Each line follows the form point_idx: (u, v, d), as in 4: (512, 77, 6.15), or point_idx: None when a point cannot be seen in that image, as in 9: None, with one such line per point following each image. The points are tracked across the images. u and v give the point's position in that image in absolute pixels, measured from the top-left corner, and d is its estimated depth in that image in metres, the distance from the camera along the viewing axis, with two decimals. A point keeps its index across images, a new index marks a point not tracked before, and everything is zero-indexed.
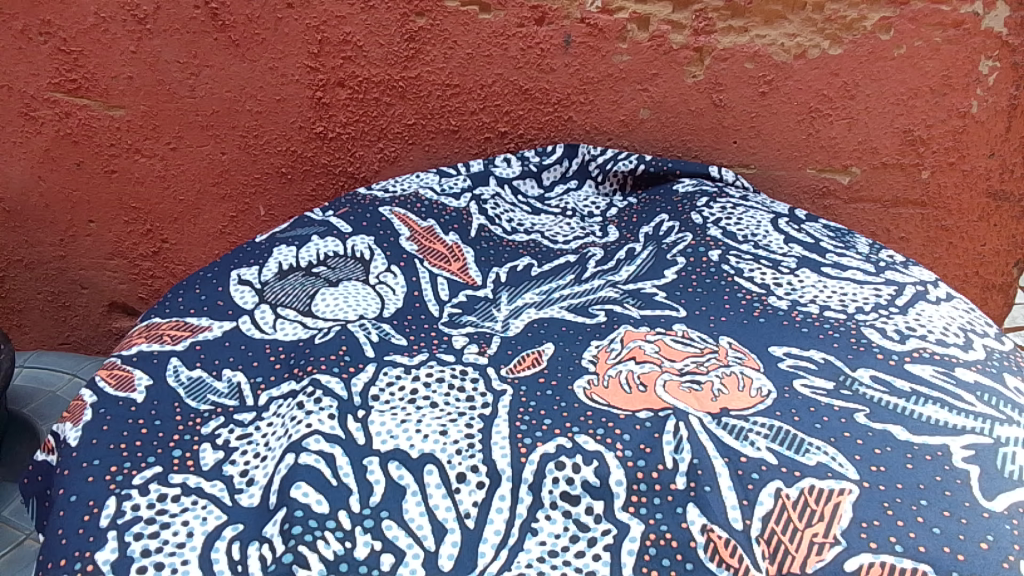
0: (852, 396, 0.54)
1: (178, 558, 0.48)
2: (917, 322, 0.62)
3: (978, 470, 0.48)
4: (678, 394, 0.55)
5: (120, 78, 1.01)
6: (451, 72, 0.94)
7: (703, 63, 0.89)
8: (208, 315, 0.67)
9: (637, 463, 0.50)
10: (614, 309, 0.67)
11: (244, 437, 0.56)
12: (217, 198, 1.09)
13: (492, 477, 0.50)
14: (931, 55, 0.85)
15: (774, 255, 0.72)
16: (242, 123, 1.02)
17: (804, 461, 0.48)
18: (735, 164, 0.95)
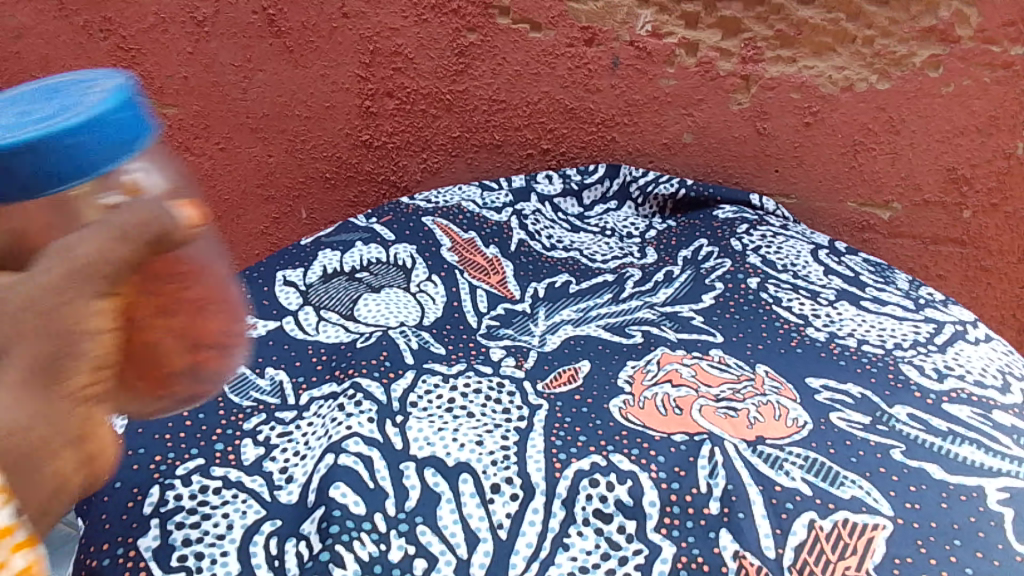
0: (888, 432, 0.54)
1: (217, 549, 0.49)
2: (955, 361, 0.62)
3: (1014, 513, 0.48)
4: (713, 419, 0.55)
5: (175, 78, 1.02)
6: (498, 88, 0.95)
7: (749, 91, 0.90)
8: (253, 313, 0.69)
9: (672, 485, 0.50)
10: (651, 331, 0.68)
11: (284, 434, 0.57)
12: (261, 199, 1.11)
13: (526, 490, 0.51)
14: (979, 95, 0.86)
15: (813, 286, 0.73)
16: (290, 128, 1.04)
17: (838, 494, 0.49)
18: (775, 193, 0.95)
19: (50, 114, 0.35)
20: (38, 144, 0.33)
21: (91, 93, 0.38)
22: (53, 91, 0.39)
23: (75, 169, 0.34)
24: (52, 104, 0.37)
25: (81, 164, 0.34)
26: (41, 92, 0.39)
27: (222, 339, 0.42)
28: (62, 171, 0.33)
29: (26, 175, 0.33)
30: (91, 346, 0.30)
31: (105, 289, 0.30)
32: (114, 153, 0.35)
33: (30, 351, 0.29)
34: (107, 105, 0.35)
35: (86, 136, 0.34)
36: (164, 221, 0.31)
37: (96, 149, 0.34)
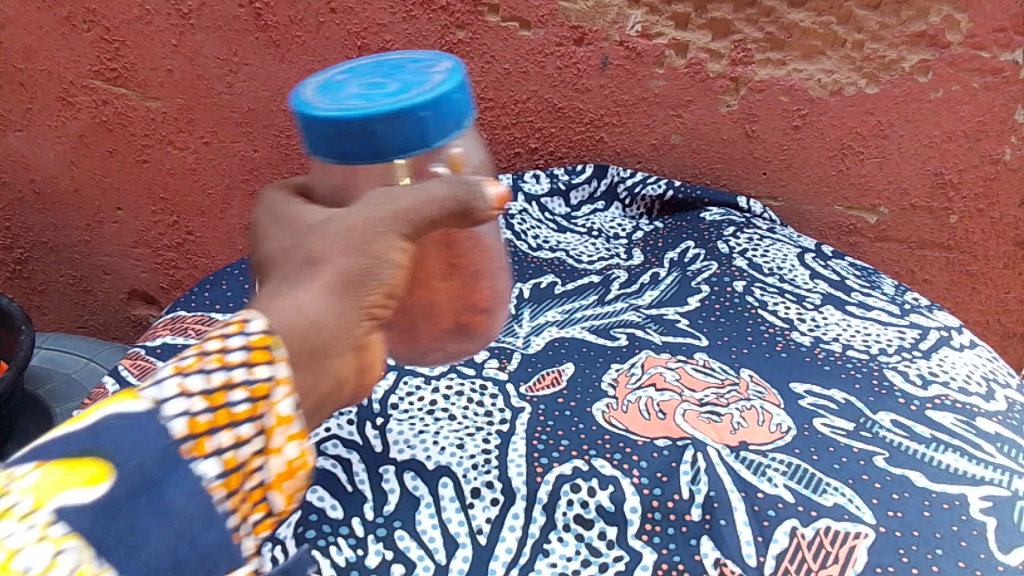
0: (871, 439, 0.53)
1: None
2: (940, 368, 0.61)
3: (995, 522, 0.47)
4: (697, 424, 0.55)
5: (159, 70, 1.02)
6: (486, 86, 0.94)
7: (739, 93, 0.90)
8: (232, 311, 0.68)
9: (654, 491, 0.50)
10: (636, 333, 0.67)
11: None
12: (245, 194, 1.10)
13: (507, 494, 0.50)
14: (967, 100, 0.85)
15: (799, 290, 0.72)
16: (275, 123, 1.03)
17: (820, 501, 0.48)
18: (763, 196, 0.95)
19: (396, 90, 0.42)
20: (388, 120, 0.40)
21: (425, 74, 0.44)
22: (395, 69, 0.46)
23: (412, 142, 0.41)
24: (395, 79, 0.44)
25: (418, 136, 0.41)
26: (380, 68, 0.46)
27: (490, 304, 0.50)
28: (400, 143, 0.41)
29: (375, 146, 0.40)
30: (389, 274, 0.37)
31: (407, 233, 0.38)
32: (443, 127, 0.42)
33: (346, 266, 0.37)
34: (440, 85, 0.42)
35: (429, 113, 0.41)
36: (466, 197, 0.38)
37: (431, 124, 0.41)
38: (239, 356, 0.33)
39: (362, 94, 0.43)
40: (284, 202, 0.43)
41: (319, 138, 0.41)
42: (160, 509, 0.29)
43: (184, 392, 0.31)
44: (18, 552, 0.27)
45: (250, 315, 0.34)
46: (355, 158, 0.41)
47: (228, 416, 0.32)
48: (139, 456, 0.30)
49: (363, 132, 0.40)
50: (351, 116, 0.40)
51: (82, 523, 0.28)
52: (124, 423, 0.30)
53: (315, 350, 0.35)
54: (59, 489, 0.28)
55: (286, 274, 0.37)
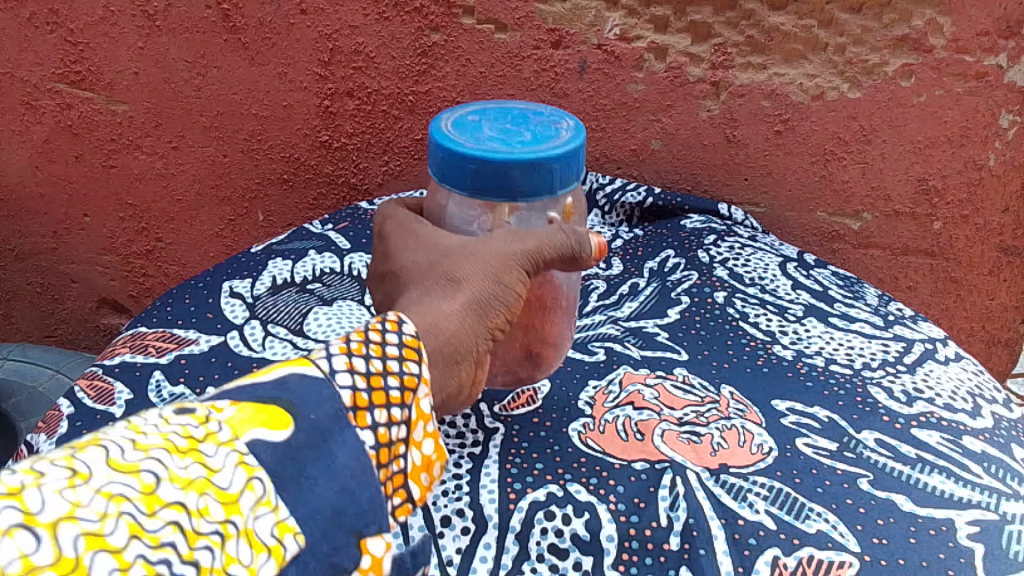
0: (856, 460, 0.52)
1: None
2: (925, 383, 0.60)
3: (983, 549, 0.46)
4: (676, 446, 0.53)
5: (125, 74, 0.99)
6: (463, 90, 0.92)
7: (719, 97, 0.88)
8: (196, 327, 0.66)
9: (631, 518, 0.48)
10: (614, 347, 0.65)
11: None
12: (216, 200, 1.07)
13: (478, 523, 0.48)
14: (950, 105, 0.85)
15: (781, 301, 0.71)
16: (246, 127, 1.00)
17: (803, 528, 0.46)
18: (744, 202, 0.93)
19: (530, 139, 0.51)
20: (526, 165, 0.49)
21: (554, 130, 0.53)
22: (524, 118, 0.54)
23: (540, 186, 0.50)
24: (527, 128, 0.52)
25: (546, 182, 0.50)
26: (509, 115, 0.54)
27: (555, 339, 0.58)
28: (530, 185, 0.49)
29: (509, 183, 0.49)
30: (510, 297, 0.48)
31: (525, 265, 0.49)
32: (564, 177, 0.51)
33: (479, 289, 0.48)
34: (568, 144, 0.51)
35: (558, 165, 0.49)
36: (576, 244, 0.48)
37: (558, 174, 0.50)
38: (395, 351, 0.43)
39: (501, 138, 0.51)
40: (414, 219, 0.55)
41: (463, 171, 0.49)
42: (326, 460, 0.37)
43: (353, 371, 0.41)
44: (217, 472, 0.34)
45: (401, 318, 0.44)
46: (491, 192, 0.49)
47: (385, 398, 0.41)
48: (316, 413, 0.38)
49: (501, 172, 0.48)
50: (496, 159, 0.48)
51: (265, 460, 0.35)
52: (308, 382, 0.39)
53: (450, 355, 0.46)
54: (252, 425, 0.36)
55: (429, 287, 0.48)
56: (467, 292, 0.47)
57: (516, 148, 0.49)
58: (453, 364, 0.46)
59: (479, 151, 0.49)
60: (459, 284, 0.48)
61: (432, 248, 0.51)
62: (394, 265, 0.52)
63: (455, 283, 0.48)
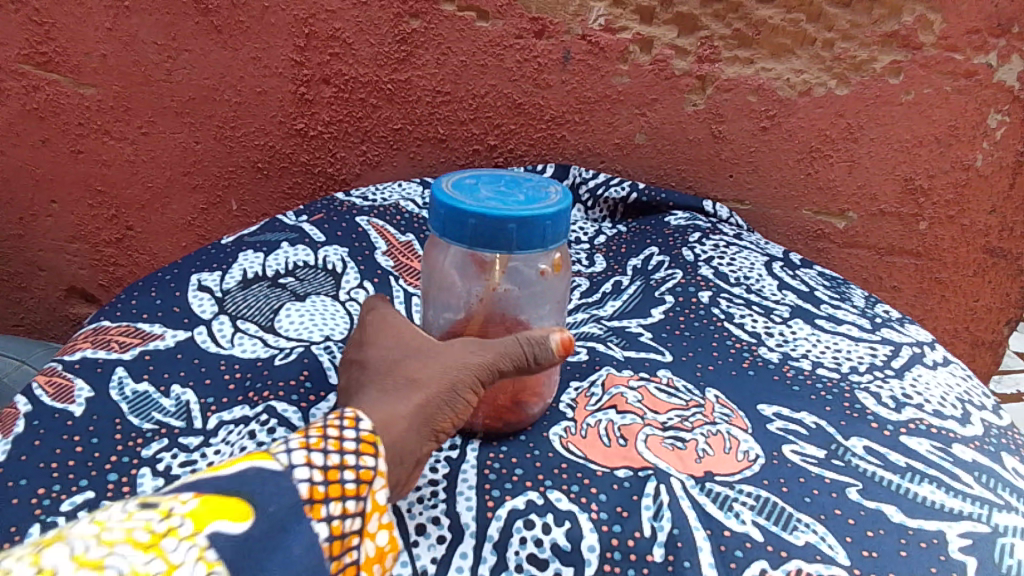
0: (844, 468, 0.50)
1: None
2: (913, 388, 0.58)
3: (975, 563, 0.44)
4: (660, 452, 0.51)
5: (93, 56, 0.95)
6: (443, 79, 0.90)
7: (705, 92, 0.86)
8: (161, 322, 0.63)
9: (613, 528, 0.46)
10: (597, 348, 0.63)
11: (187, 464, 0.51)
12: (188, 188, 1.04)
13: (454, 532, 0.46)
14: (939, 104, 0.83)
15: (767, 302, 0.69)
16: (219, 113, 0.97)
17: (791, 540, 0.45)
18: (730, 199, 0.91)
19: (524, 197, 0.48)
20: (524, 222, 0.46)
21: (546, 189, 0.50)
22: (515, 178, 0.51)
23: (535, 243, 0.47)
24: (519, 187, 0.50)
25: (541, 239, 0.47)
26: (500, 176, 0.52)
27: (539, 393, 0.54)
28: (527, 242, 0.46)
29: (505, 240, 0.46)
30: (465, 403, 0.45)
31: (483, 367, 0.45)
32: (557, 234, 0.48)
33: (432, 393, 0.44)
34: (561, 202, 0.48)
35: (551, 222, 0.47)
36: (525, 348, 0.44)
37: (551, 231, 0.47)
38: (351, 445, 0.40)
39: (497, 195, 0.48)
40: (381, 309, 0.53)
41: (461, 226, 0.46)
42: (282, 555, 0.35)
43: (310, 464, 0.38)
44: (180, 566, 0.31)
45: (360, 413, 0.42)
46: (490, 250, 0.46)
47: (339, 490, 0.38)
48: (273, 504, 0.36)
49: (499, 228, 0.45)
50: (495, 214, 0.45)
51: (228, 552, 0.33)
52: (267, 476, 0.37)
53: (392, 462, 0.42)
54: (213, 518, 0.33)
55: (385, 386, 0.45)
56: (421, 391, 0.45)
57: (513, 205, 0.46)
58: (402, 464, 0.43)
59: (478, 206, 0.46)
60: (413, 382, 0.45)
61: (397, 339, 0.49)
62: (354, 353, 0.50)
63: (411, 381, 0.45)
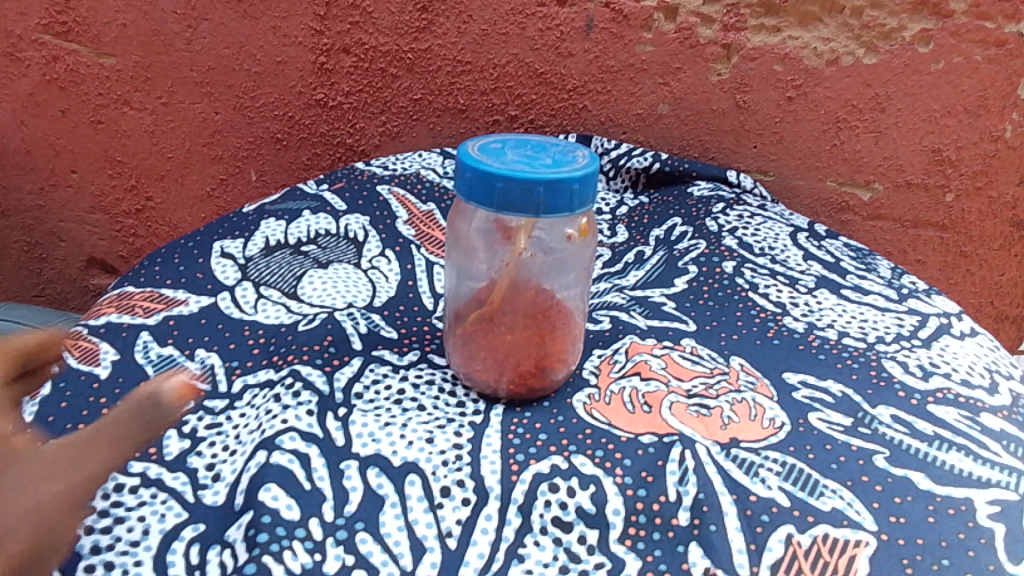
0: (871, 435, 0.50)
1: (130, 558, 0.44)
2: (941, 358, 0.58)
3: (1004, 530, 0.44)
4: (685, 418, 0.51)
5: (113, 25, 0.95)
6: (464, 48, 0.89)
7: (730, 61, 0.85)
8: (185, 288, 0.63)
9: (638, 492, 0.46)
10: (620, 316, 0.63)
11: (213, 426, 0.52)
12: (207, 159, 1.04)
13: (479, 494, 0.46)
14: (969, 74, 0.82)
15: (792, 272, 0.68)
16: (238, 83, 0.96)
17: (817, 505, 0.45)
18: (753, 170, 0.90)
19: (551, 161, 0.48)
20: (551, 186, 0.45)
21: (574, 153, 0.49)
22: (542, 143, 0.51)
23: (562, 207, 0.46)
24: (546, 152, 0.49)
25: (568, 203, 0.46)
26: (526, 141, 0.51)
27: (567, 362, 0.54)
28: (554, 206, 0.46)
29: (533, 204, 0.45)
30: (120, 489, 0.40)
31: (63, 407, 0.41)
32: (585, 199, 0.47)
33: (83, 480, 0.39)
34: (588, 166, 0.47)
35: (579, 186, 0.46)
36: None
37: (578, 196, 0.46)
38: None
39: (524, 159, 0.48)
40: None
41: (488, 190, 0.46)
42: None
43: None
44: None
45: None
46: (517, 214, 0.46)
47: None
48: None
49: (527, 191, 0.45)
50: (522, 177, 0.45)
51: None
52: None
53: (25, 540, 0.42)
54: None
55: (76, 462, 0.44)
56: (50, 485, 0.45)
57: (540, 169, 0.46)
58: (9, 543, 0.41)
59: (505, 169, 0.46)
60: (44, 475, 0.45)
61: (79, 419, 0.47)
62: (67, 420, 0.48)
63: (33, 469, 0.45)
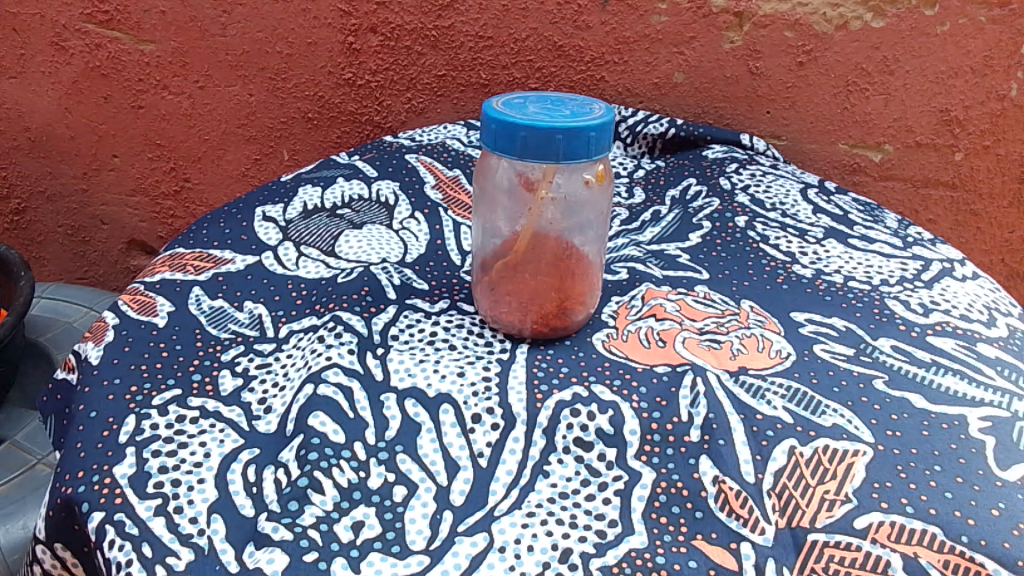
0: (871, 363, 0.54)
1: (194, 476, 0.48)
2: (942, 296, 0.61)
3: (994, 441, 0.48)
4: (697, 350, 0.55)
5: (152, 12, 1.01)
6: (485, 24, 0.93)
7: (742, 29, 0.89)
8: (231, 248, 0.68)
9: (653, 414, 0.50)
10: (636, 267, 0.67)
11: (263, 366, 0.57)
12: (243, 140, 1.09)
13: (507, 419, 0.51)
14: (974, 34, 0.85)
15: (802, 225, 0.72)
16: (271, 65, 1.01)
17: (819, 422, 0.48)
18: (766, 135, 0.94)
19: (569, 112, 0.52)
20: (570, 134, 0.49)
21: (590, 106, 0.53)
22: (561, 98, 0.55)
23: (580, 154, 0.50)
24: (564, 105, 0.53)
25: (585, 150, 0.50)
26: (546, 96, 0.55)
27: (586, 305, 0.58)
28: (572, 152, 0.50)
29: (553, 151, 0.49)
30: None
31: None
32: (601, 147, 0.51)
33: None
34: (604, 116, 0.51)
35: (595, 134, 0.50)
36: None
37: (595, 143, 0.50)
38: None
39: (544, 111, 0.52)
40: None
41: (512, 139, 0.50)
42: None
43: None
44: None
45: None
46: (539, 161, 0.50)
47: None
48: None
49: (548, 139, 0.49)
50: (543, 126, 0.49)
51: None
52: None
53: None
54: None
55: None
56: None
57: (559, 118, 0.50)
58: None
59: (527, 120, 0.50)
60: None
61: None
62: None
63: None
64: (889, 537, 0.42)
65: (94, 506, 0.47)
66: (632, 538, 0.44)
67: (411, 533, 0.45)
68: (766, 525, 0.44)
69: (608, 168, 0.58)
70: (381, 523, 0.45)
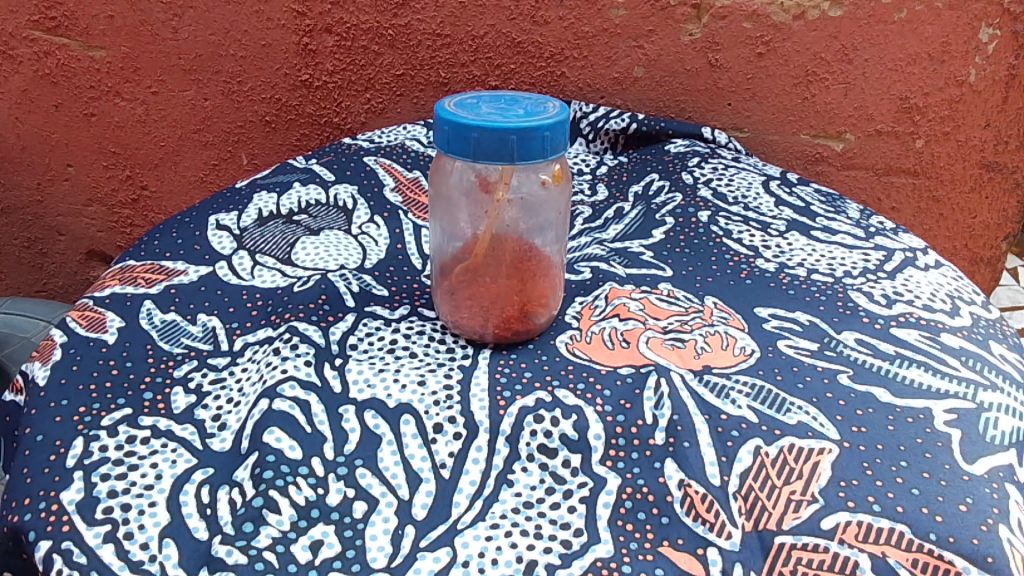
0: (835, 357, 0.53)
1: (145, 500, 0.46)
2: (904, 287, 0.61)
3: (959, 434, 0.47)
4: (661, 350, 0.54)
5: (100, 17, 0.98)
6: (442, 22, 0.92)
7: (700, 21, 0.88)
8: (184, 259, 0.66)
9: (617, 417, 0.49)
10: (600, 266, 0.66)
11: (217, 381, 0.55)
12: (199, 145, 1.06)
13: (469, 428, 0.49)
14: (931, 20, 0.86)
15: (764, 218, 0.72)
16: (225, 69, 0.99)
17: (784, 420, 0.48)
18: (728, 127, 0.94)
19: (522, 112, 0.50)
20: (523, 134, 0.48)
21: (544, 105, 0.52)
22: (514, 97, 0.53)
23: (535, 154, 0.49)
24: (518, 104, 0.52)
25: (540, 150, 0.49)
26: (499, 95, 0.54)
27: (548, 306, 0.57)
28: (527, 153, 0.49)
29: (506, 152, 0.48)
30: None
31: None
32: (556, 146, 0.50)
33: None
34: (558, 115, 0.50)
35: (549, 134, 0.49)
36: None
37: (549, 143, 0.49)
38: None
39: (497, 111, 0.50)
40: None
41: (464, 140, 0.49)
42: None
43: None
44: None
45: None
46: (492, 162, 0.49)
47: None
48: None
49: (501, 141, 0.48)
50: (496, 127, 0.48)
51: None
52: None
53: None
54: None
55: None
56: None
57: (513, 118, 0.49)
58: None
59: (479, 121, 0.48)
60: None
61: None
62: None
63: None
64: (856, 537, 0.42)
65: (40, 535, 0.45)
66: (598, 547, 0.43)
67: (372, 550, 0.43)
68: (732, 528, 0.43)
69: (566, 163, 0.57)
70: (341, 542, 0.44)
